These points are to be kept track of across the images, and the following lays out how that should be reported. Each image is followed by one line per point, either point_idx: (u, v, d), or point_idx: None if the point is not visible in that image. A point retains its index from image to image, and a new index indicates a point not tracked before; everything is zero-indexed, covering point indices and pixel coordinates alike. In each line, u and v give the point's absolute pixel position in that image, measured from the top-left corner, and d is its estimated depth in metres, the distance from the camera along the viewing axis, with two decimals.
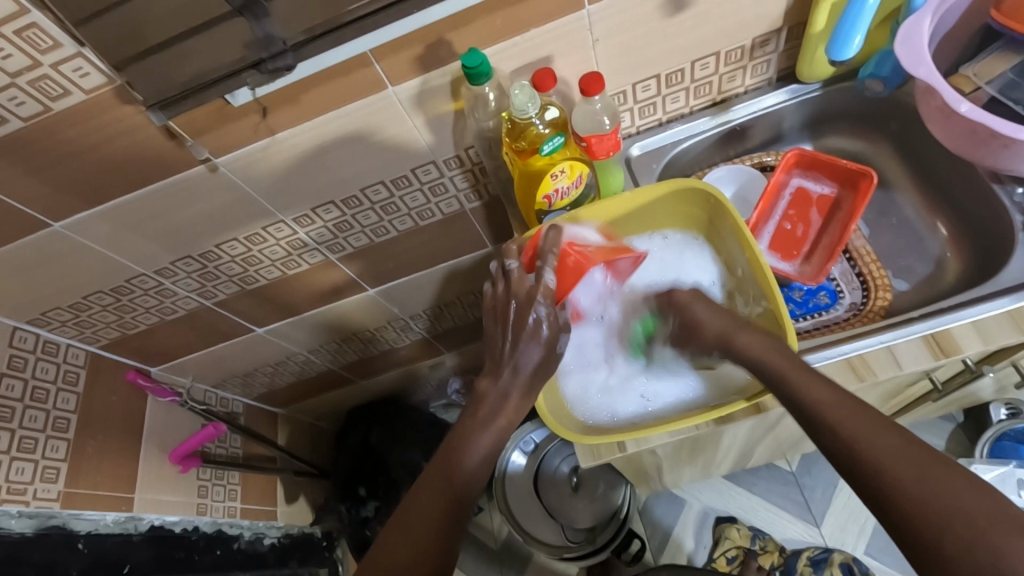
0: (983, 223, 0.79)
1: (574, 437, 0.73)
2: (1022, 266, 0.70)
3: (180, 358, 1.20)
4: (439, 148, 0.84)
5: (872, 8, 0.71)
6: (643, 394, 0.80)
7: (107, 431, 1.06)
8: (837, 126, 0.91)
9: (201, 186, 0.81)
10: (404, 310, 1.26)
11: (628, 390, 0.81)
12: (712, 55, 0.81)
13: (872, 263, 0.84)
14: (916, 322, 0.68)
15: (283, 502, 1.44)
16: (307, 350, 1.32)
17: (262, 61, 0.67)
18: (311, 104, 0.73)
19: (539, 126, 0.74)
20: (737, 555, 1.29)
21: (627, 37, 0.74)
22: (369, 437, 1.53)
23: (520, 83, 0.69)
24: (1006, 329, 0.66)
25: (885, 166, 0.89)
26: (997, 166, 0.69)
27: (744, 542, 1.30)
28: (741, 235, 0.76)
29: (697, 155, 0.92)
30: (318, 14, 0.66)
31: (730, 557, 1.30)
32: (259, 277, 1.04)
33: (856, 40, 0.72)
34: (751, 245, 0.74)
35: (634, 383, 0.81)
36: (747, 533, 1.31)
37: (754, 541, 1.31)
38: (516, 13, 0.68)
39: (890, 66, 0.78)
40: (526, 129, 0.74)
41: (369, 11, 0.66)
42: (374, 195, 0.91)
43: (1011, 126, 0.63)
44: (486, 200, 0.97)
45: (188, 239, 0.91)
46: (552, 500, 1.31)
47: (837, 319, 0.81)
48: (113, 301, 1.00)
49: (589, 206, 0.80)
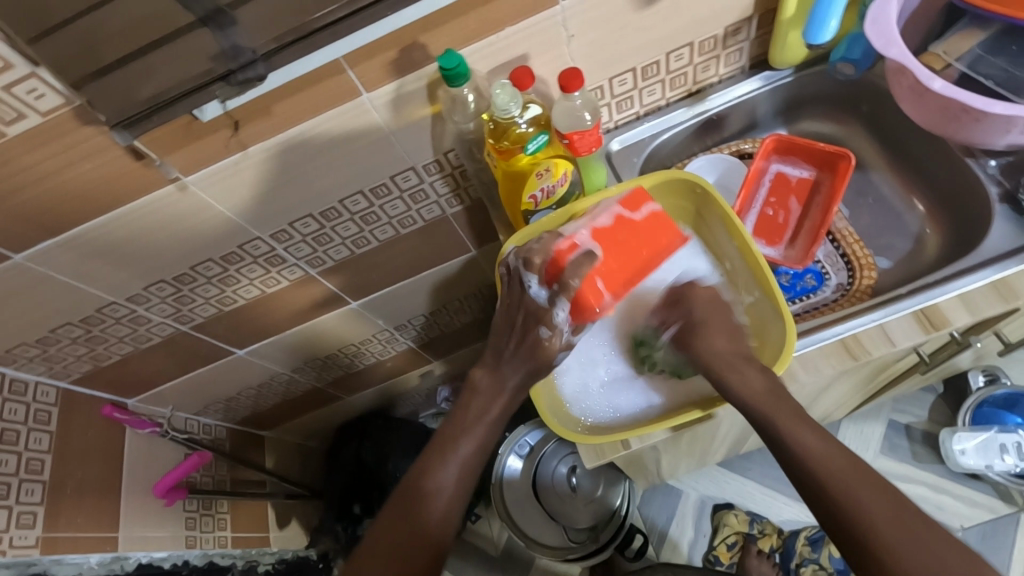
0: (958, 198, 0.80)
1: (579, 439, 0.72)
2: (1001, 237, 0.70)
3: (157, 386, 1.16)
4: (418, 153, 0.82)
5: None
6: (640, 390, 0.79)
7: (84, 469, 1.00)
8: (810, 111, 0.92)
9: (171, 206, 0.78)
10: (389, 321, 1.24)
11: (624, 388, 0.79)
12: (686, 46, 0.81)
13: (855, 243, 0.85)
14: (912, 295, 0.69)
15: (275, 527, 1.41)
16: (290, 369, 1.28)
17: (232, 72, 0.64)
18: (282, 115, 0.70)
19: (523, 125, 0.72)
20: (737, 540, 1.32)
21: (602, 32, 0.74)
22: (361, 453, 1.49)
23: (500, 82, 0.68)
24: (991, 299, 0.67)
25: (859, 149, 0.91)
26: (970, 141, 0.71)
27: (743, 527, 1.33)
28: (732, 223, 0.75)
29: (676, 147, 0.93)
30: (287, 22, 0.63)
31: (730, 543, 1.32)
32: (237, 298, 1.01)
33: (832, 22, 0.75)
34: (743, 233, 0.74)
35: (630, 379, 0.80)
36: (746, 519, 1.34)
37: (752, 525, 1.33)
38: (490, 11, 0.67)
39: (861, 49, 0.80)
40: (509, 128, 0.72)
41: (341, 16, 0.63)
42: (353, 205, 0.89)
43: (984, 101, 0.64)
44: (467, 204, 0.96)
45: (160, 263, 0.87)
46: (552, 503, 1.29)
47: (826, 300, 0.82)
48: (84, 333, 0.95)
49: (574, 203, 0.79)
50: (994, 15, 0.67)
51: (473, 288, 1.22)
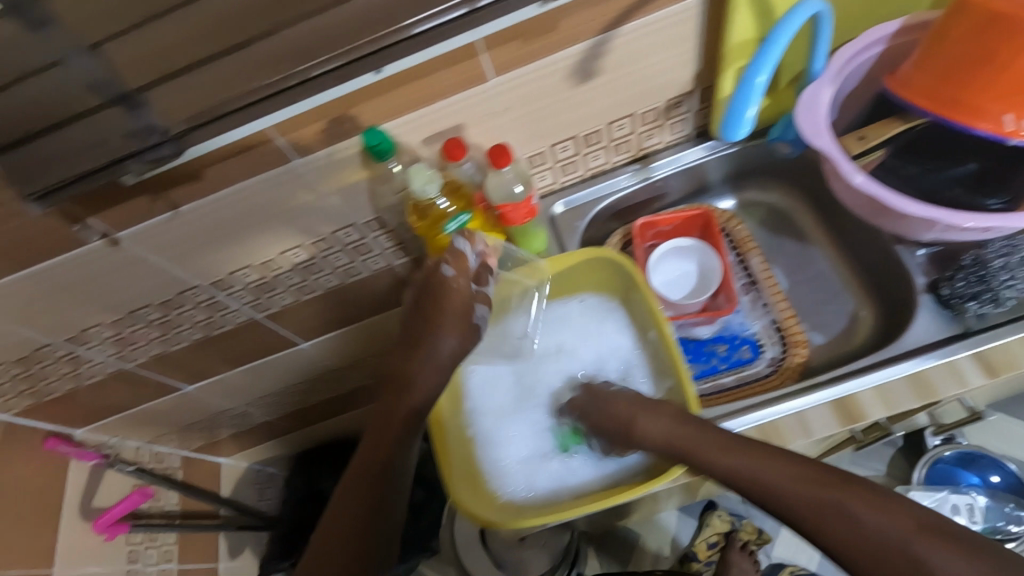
0: (887, 280, 0.80)
1: (490, 522, 0.67)
2: (924, 327, 0.70)
3: (105, 419, 1.17)
4: (357, 212, 0.82)
5: (762, 87, 0.64)
6: (558, 468, 0.76)
7: (19, 505, 1.01)
8: (754, 179, 0.92)
9: (103, 261, 0.77)
10: (343, 360, 1.24)
11: (540, 467, 0.75)
12: (627, 117, 0.81)
13: (788, 315, 0.84)
14: (867, 372, 0.68)
15: (225, 557, 1.46)
16: (244, 403, 1.29)
17: (141, 151, 0.57)
18: (212, 177, 0.70)
19: (443, 204, 0.74)
20: (718, 540, 1.34)
21: (536, 106, 0.74)
22: (319, 482, 1.53)
23: (421, 164, 0.69)
24: (908, 393, 0.67)
25: (803, 221, 0.91)
26: (897, 231, 0.71)
27: (724, 527, 1.35)
28: (654, 312, 0.74)
29: (622, 208, 0.93)
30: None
31: (711, 542, 1.34)
32: (182, 339, 1.01)
33: (751, 113, 0.65)
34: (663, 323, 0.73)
35: (551, 460, 0.76)
36: (728, 521, 1.35)
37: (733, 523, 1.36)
38: (418, 89, 0.66)
39: (795, 131, 0.78)
40: (430, 208, 0.74)
41: (267, 94, 0.56)
42: (295, 257, 0.89)
43: (903, 199, 0.64)
44: (413, 257, 0.97)
45: (101, 307, 0.87)
46: (500, 550, 1.26)
47: (758, 375, 0.82)
48: (23, 371, 0.95)
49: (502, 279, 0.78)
50: (921, 109, 0.66)
51: None
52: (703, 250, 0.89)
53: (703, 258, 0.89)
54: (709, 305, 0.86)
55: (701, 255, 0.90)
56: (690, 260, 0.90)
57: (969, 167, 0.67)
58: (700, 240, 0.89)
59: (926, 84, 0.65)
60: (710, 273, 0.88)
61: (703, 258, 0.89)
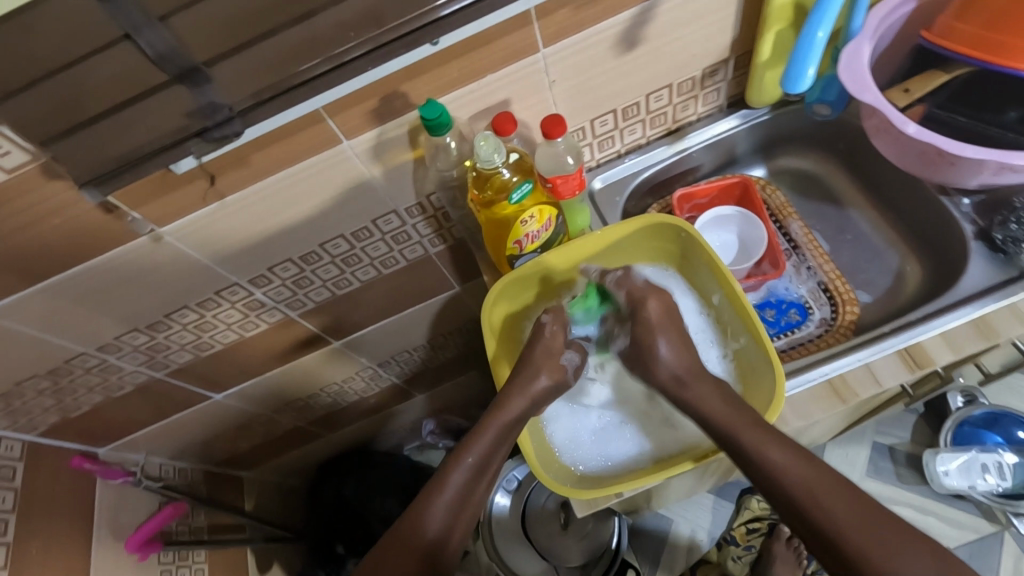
0: (933, 233, 0.82)
1: (571, 494, 0.68)
2: (978, 273, 0.72)
3: (130, 435, 1.13)
4: (400, 197, 0.81)
5: (823, 42, 0.66)
6: (630, 438, 0.78)
7: (52, 525, 0.97)
8: (786, 147, 0.93)
9: (146, 257, 0.74)
10: (372, 359, 1.21)
11: (616, 436, 0.78)
12: (665, 88, 0.81)
13: (837, 278, 0.85)
14: (931, 319, 0.69)
15: (256, 573, 1.38)
16: (270, 411, 1.25)
17: (207, 130, 0.59)
18: (259, 164, 0.68)
19: (506, 175, 0.72)
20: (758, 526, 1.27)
21: (581, 78, 0.74)
22: (341, 489, 1.49)
23: (484, 133, 0.67)
24: (973, 336, 0.68)
25: (837, 185, 0.92)
26: (945, 181, 0.72)
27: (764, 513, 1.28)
28: (718, 270, 0.75)
29: (659, 183, 0.93)
30: (263, 77, 0.59)
31: (750, 528, 1.28)
32: (214, 343, 0.98)
33: (810, 72, 0.68)
34: (729, 280, 0.73)
35: (622, 431, 0.79)
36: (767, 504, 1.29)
37: (773, 512, 1.29)
38: (470, 61, 0.66)
39: (835, 90, 0.79)
40: (491, 177, 0.71)
41: (322, 71, 0.59)
42: (335, 249, 0.87)
43: (957, 144, 0.66)
44: (450, 243, 0.95)
45: (138, 309, 0.84)
46: (541, 539, 1.23)
47: (810, 336, 0.82)
48: (52, 383, 0.92)
49: (560, 248, 0.78)
50: (966, 57, 0.68)
51: (455, 324, 1.21)
52: (745, 218, 0.89)
53: (745, 227, 0.89)
54: (756, 272, 0.86)
55: (742, 223, 0.89)
56: (731, 228, 0.90)
57: (1009, 117, 0.70)
58: (743, 209, 0.89)
59: (972, 33, 0.67)
60: (752, 240, 0.88)
61: (744, 226, 0.90)
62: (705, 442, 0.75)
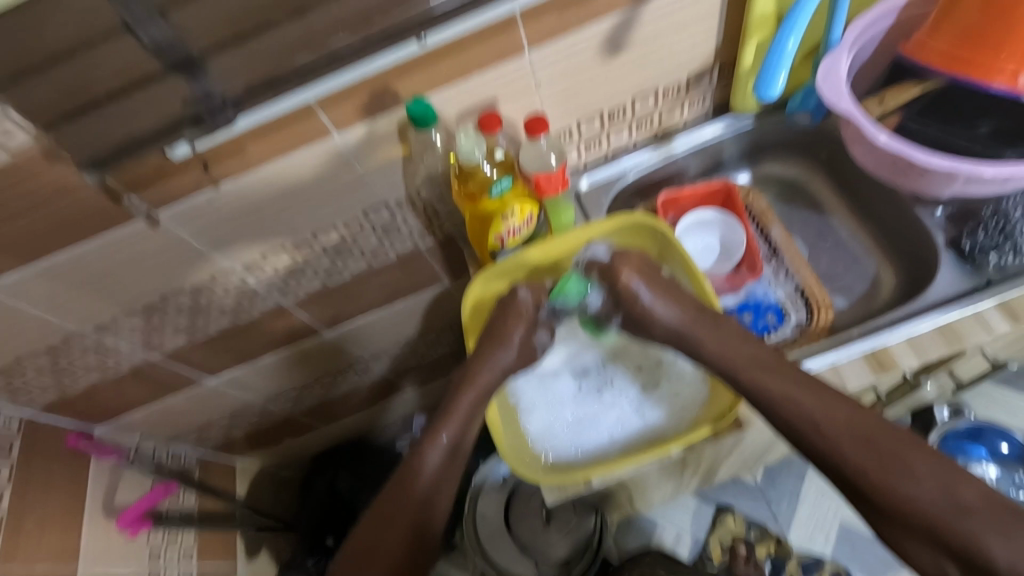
0: (908, 241, 0.84)
1: (537, 479, 0.71)
2: (946, 281, 0.74)
3: (125, 415, 1.14)
4: (391, 191, 0.83)
5: (792, 52, 0.69)
6: (602, 428, 0.81)
7: (46, 500, 1.00)
8: (770, 154, 0.95)
9: (143, 242, 0.77)
10: (363, 351, 1.24)
11: (586, 427, 0.81)
12: (651, 93, 0.84)
13: (815, 283, 0.86)
14: (896, 325, 0.71)
15: (243, 559, 1.41)
16: (262, 399, 1.28)
17: (202, 118, 0.65)
18: (255, 154, 0.71)
19: (488, 169, 0.75)
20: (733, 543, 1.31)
21: (567, 81, 0.77)
22: (335, 482, 1.51)
23: (467, 127, 0.72)
24: (938, 342, 0.70)
25: (819, 192, 0.94)
26: (917, 190, 0.74)
27: (740, 530, 1.32)
28: (691, 268, 0.80)
29: (645, 186, 0.95)
30: None
31: (725, 545, 1.32)
32: (209, 328, 1.01)
33: (781, 79, 0.70)
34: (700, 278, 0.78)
35: (594, 421, 0.81)
36: (744, 521, 1.33)
37: (750, 530, 1.32)
38: (458, 61, 0.69)
39: (815, 99, 0.82)
40: (475, 172, 0.75)
41: (315, 64, 0.63)
42: (327, 240, 0.89)
43: (925, 154, 0.68)
44: (440, 239, 0.98)
45: (135, 292, 0.87)
46: (524, 533, 1.25)
47: (785, 339, 0.84)
48: (50, 362, 0.95)
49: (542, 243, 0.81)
50: (938, 72, 0.70)
51: (445, 319, 1.23)
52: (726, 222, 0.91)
53: (726, 230, 0.91)
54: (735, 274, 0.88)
55: (724, 226, 0.91)
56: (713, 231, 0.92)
57: (981, 131, 0.71)
58: (723, 213, 0.91)
59: (946, 47, 0.69)
60: (733, 244, 0.90)
61: (725, 229, 0.91)
62: (673, 432, 0.78)
